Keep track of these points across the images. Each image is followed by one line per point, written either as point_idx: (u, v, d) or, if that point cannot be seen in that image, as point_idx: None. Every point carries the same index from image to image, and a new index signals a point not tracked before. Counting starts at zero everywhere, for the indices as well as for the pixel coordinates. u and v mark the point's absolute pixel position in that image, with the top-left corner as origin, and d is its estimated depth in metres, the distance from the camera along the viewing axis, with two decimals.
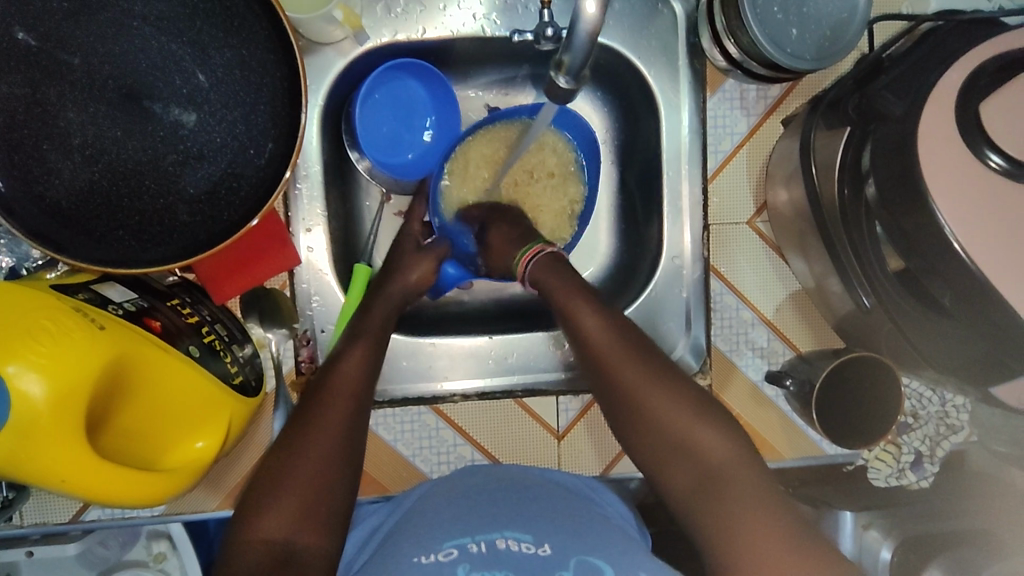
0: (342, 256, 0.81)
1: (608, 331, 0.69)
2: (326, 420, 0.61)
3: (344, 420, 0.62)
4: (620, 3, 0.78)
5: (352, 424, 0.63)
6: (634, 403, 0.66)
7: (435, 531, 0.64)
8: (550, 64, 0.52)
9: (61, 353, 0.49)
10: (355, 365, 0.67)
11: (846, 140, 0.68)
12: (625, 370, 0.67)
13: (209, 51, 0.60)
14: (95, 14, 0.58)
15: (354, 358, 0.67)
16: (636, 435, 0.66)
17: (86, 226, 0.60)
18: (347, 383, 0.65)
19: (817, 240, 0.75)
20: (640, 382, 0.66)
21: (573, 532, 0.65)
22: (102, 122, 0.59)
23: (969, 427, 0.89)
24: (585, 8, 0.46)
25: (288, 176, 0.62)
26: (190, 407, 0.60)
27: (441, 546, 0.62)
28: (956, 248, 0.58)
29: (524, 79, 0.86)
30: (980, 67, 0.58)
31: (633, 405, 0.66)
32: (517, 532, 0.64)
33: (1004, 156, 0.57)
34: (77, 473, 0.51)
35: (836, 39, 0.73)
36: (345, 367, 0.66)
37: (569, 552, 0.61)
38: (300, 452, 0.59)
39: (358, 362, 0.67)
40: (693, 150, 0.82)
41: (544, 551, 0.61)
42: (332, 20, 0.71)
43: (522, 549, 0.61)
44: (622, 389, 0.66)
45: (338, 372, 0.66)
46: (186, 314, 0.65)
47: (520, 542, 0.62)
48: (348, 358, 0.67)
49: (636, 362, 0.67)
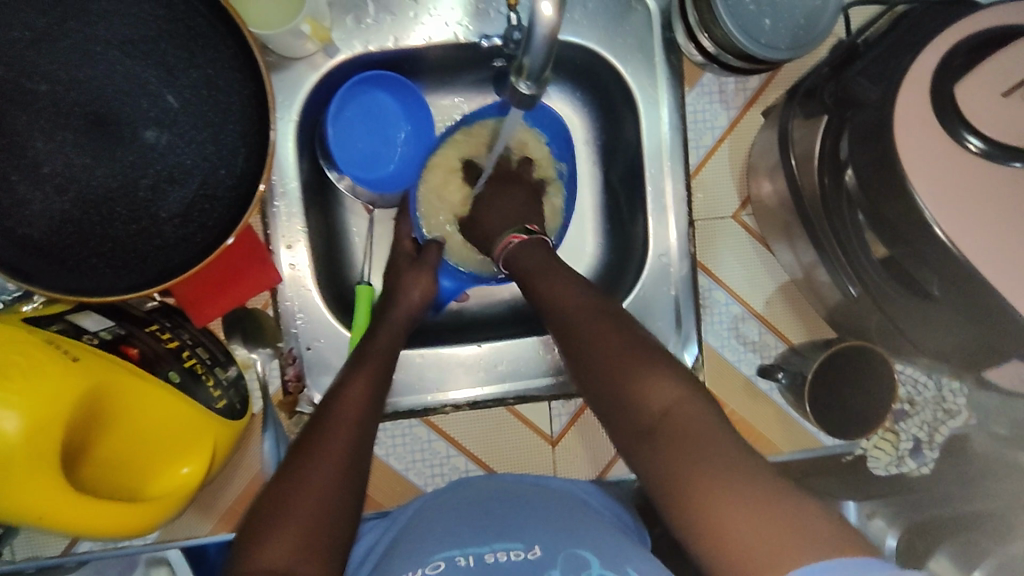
0: (326, 272, 0.80)
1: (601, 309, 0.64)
2: (330, 447, 0.58)
3: (348, 448, 0.59)
4: (593, 2, 0.78)
5: (357, 453, 0.59)
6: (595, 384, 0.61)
7: (426, 546, 0.64)
8: (511, 67, 0.50)
9: (32, 386, 0.49)
10: (359, 392, 0.64)
11: (824, 129, 0.68)
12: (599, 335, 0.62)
13: (175, 72, 0.60)
14: (56, 40, 0.57)
15: (358, 385, 0.65)
16: (610, 409, 0.59)
17: (60, 255, 0.59)
18: (350, 411, 0.62)
19: (803, 231, 0.74)
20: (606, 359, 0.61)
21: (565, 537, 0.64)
22: (70, 150, 0.58)
23: (967, 411, 0.87)
24: (540, 10, 0.45)
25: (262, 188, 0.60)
26: (172, 432, 0.59)
27: (429, 559, 0.62)
28: (937, 234, 0.57)
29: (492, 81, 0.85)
30: (952, 49, 0.58)
31: (624, 395, 0.58)
32: (507, 542, 0.64)
33: (982, 138, 0.55)
34: (54, 510, 0.49)
35: (809, 28, 0.73)
36: (349, 394, 0.64)
37: (558, 548, 0.62)
38: (304, 480, 0.56)
39: (361, 390, 0.64)
40: (675, 146, 0.81)
41: (533, 556, 0.61)
42: (300, 35, 0.70)
43: (512, 560, 0.61)
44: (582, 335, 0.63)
45: (342, 398, 0.63)
46: (164, 339, 0.65)
47: (509, 552, 0.62)
48: (352, 386, 0.65)
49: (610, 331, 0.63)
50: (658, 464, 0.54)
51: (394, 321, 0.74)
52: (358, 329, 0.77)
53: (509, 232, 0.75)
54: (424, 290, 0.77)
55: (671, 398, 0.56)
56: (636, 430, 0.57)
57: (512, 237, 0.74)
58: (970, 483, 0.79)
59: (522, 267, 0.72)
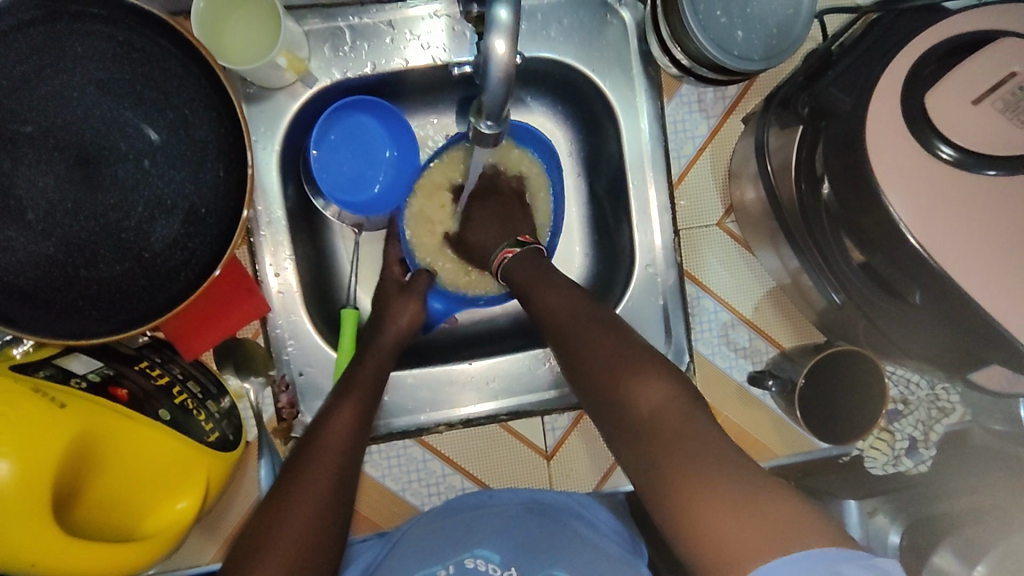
0: (316, 298, 0.81)
1: (585, 312, 0.64)
2: (316, 473, 0.58)
3: (335, 473, 0.59)
4: (568, 19, 0.79)
5: (343, 481, 0.60)
6: (584, 376, 0.60)
7: (413, 560, 0.67)
8: (471, 108, 0.52)
9: (21, 432, 0.51)
10: (346, 420, 0.65)
11: (799, 138, 0.68)
12: (584, 335, 0.61)
13: (154, 113, 0.61)
14: (35, 89, 0.58)
15: (344, 413, 0.65)
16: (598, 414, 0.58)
17: (46, 299, 0.60)
18: (337, 437, 0.63)
19: (784, 239, 0.74)
20: (594, 361, 0.60)
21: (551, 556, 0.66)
22: (52, 194, 0.59)
23: (962, 407, 0.88)
24: (495, 49, 0.46)
25: (245, 216, 0.60)
26: (164, 467, 0.61)
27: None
28: (909, 241, 0.58)
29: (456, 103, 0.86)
30: (921, 58, 0.58)
31: (607, 393, 0.57)
32: (485, 551, 0.67)
33: (953, 146, 0.56)
34: (49, 554, 0.51)
35: (783, 37, 0.73)
36: (335, 423, 0.64)
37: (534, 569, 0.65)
38: (291, 505, 0.56)
39: (347, 418, 0.65)
40: (656, 156, 0.81)
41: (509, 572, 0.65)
42: (277, 67, 0.70)
43: (488, 572, 0.65)
44: (566, 337, 0.63)
45: (329, 425, 0.64)
46: (155, 375, 0.66)
47: (487, 562, 0.66)
48: (337, 414, 0.65)
49: (594, 329, 0.62)
50: (640, 471, 0.53)
51: (381, 346, 0.75)
52: (346, 352, 0.77)
53: (504, 247, 0.76)
54: (411, 317, 0.78)
55: (657, 403, 0.54)
56: (617, 436, 0.56)
57: (506, 252, 0.75)
58: (968, 481, 0.79)
59: (517, 278, 0.72)
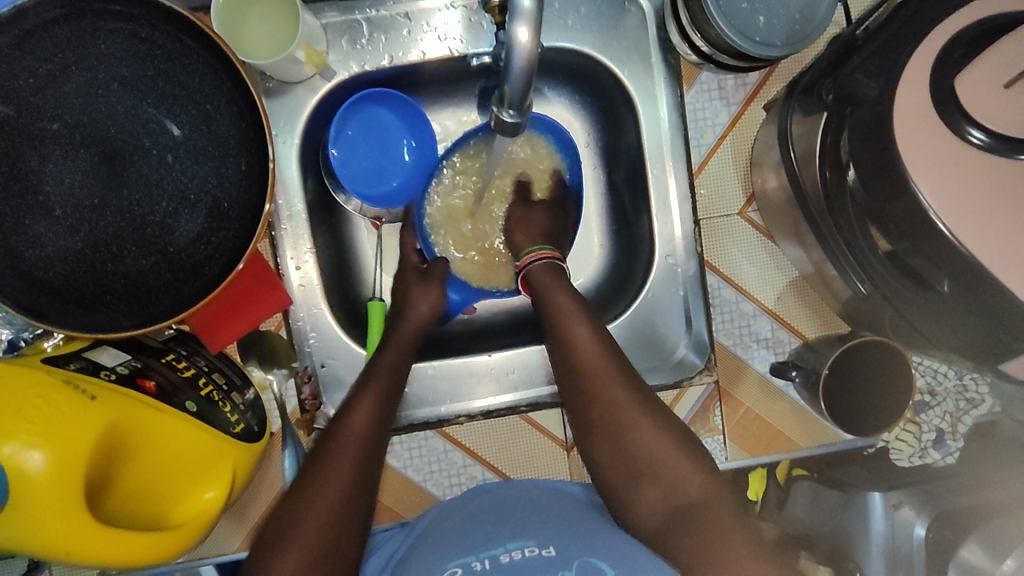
0: (335, 290, 0.82)
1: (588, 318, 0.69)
2: (337, 463, 0.59)
3: (357, 464, 0.59)
4: (586, 7, 0.78)
5: (364, 471, 0.60)
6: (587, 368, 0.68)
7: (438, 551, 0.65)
8: (492, 99, 0.52)
9: (52, 426, 0.52)
10: (367, 409, 0.64)
11: (823, 125, 0.67)
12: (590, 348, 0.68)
13: (175, 109, 0.61)
14: (61, 86, 0.59)
15: (364, 402, 0.65)
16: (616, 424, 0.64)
17: (74, 294, 0.60)
18: (358, 431, 0.62)
19: (808, 227, 0.73)
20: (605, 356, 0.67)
21: (577, 535, 0.64)
22: (79, 191, 0.60)
23: (990, 399, 0.85)
24: (517, 37, 0.46)
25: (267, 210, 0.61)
26: (192, 458, 0.63)
27: (445, 566, 0.63)
28: (939, 227, 0.57)
29: (471, 96, 0.85)
30: (949, 43, 0.58)
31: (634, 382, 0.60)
32: (519, 541, 0.63)
33: (984, 131, 0.55)
34: (80, 543, 0.52)
35: (805, 22, 0.72)
36: (357, 412, 0.63)
37: (572, 552, 0.61)
38: (312, 497, 0.56)
39: (369, 406, 0.64)
40: (675, 144, 0.80)
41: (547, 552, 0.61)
42: (295, 61, 0.71)
43: (525, 556, 0.62)
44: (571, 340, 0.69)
45: (349, 417, 0.63)
46: (181, 368, 0.67)
47: (522, 550, 0.62)
48: (359, 402, 0.64)
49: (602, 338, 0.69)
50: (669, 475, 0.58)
51: (401, 333, 0.74)
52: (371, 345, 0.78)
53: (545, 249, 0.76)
54: (432, 304, 0.77)
55: None
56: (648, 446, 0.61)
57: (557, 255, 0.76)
58: None
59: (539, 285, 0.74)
